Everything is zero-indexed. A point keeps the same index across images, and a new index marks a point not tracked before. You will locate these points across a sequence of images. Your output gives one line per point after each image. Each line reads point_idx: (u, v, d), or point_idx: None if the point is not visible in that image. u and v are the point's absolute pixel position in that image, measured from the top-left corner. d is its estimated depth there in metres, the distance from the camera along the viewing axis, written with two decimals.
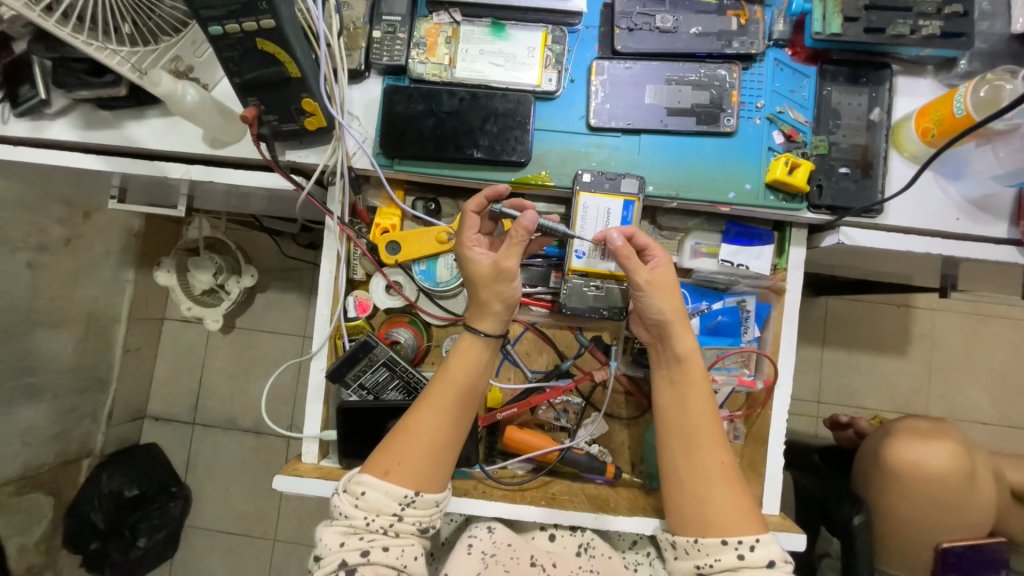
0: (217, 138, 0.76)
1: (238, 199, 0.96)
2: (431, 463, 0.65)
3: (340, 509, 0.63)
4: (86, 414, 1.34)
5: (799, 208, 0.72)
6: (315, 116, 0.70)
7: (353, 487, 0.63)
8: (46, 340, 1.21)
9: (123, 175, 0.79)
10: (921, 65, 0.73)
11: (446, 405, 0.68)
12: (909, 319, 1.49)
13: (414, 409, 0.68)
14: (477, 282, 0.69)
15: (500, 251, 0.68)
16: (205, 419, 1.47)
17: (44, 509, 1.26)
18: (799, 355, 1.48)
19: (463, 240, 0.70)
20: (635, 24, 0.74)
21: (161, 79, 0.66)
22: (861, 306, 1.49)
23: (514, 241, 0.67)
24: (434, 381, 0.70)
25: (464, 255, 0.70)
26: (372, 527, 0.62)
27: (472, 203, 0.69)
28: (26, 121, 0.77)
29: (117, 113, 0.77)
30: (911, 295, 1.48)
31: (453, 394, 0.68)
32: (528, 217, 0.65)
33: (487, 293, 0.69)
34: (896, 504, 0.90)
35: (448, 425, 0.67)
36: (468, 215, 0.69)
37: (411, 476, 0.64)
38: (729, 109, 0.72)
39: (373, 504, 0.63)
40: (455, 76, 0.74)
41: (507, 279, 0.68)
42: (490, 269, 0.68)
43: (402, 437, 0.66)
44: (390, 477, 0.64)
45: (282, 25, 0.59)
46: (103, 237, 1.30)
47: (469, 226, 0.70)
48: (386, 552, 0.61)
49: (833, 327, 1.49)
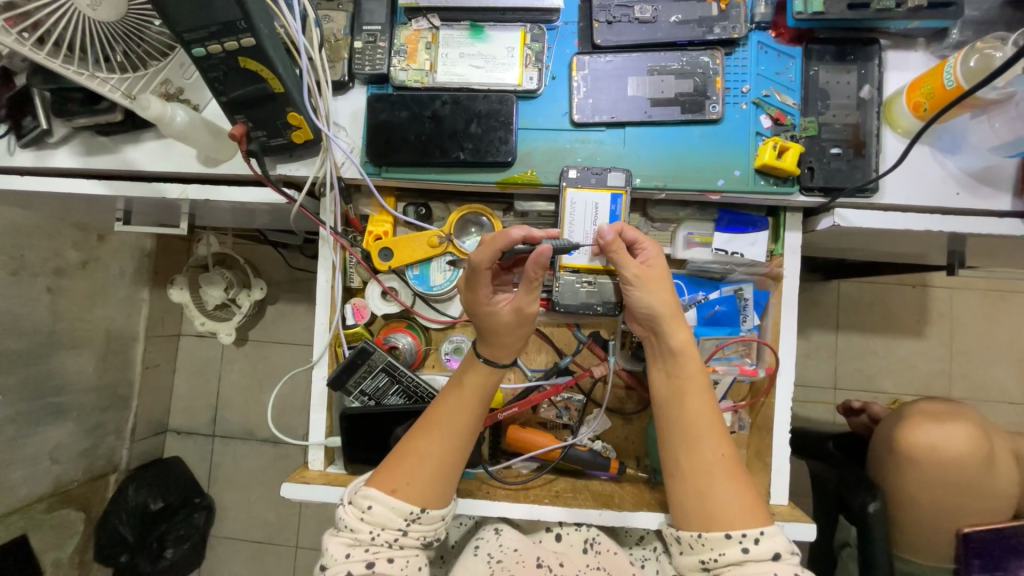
0: (211, 157, 0.77)
1: (239, 215, 0.98)
2: (439, 482, 0.66)
3: (345, 521, 0.64)
4: (110, 431, 1.39)
5: (791, 191, 0.71)
6: (301, 129, 0.71)
7: (360, 500, 0.64)
8: (66, 361, 1.26)
9: (125, 198, 0.81)
10: (910, 38, 0.71)
11: (453, 424, 0.69)
12: (925, 298, 1.45)
13: (421, 427, 0.69)
14: (497, 330, 0.68)
15: (519, 295, 0.66)
16: (223, 431, 1.50)
17: (76, 523, 1.31)
18: (811, 341, 1.46)
19: (479, 296, 0.67)
20: (614, 17, 0.73)
21: (149, 103, 0.67)
22: (874, 288, 1.45)
23: (533, 282, 0.65)
24: (440, 400, 0.70)
25: (482, 310, 0.67)
26: (378, 540, 0.63)
27: (484, 258, 0.64)
28: (31, 151, 0.80)
29: (116, 138, 0.79)
30: (926, 274, 1.44)
31: (460, 412, 0.69)
32: (545, 254, 0.62)
33: (512, 338, 0.68)
34: (915, 490, 0.88)
35: (455, 445, 0.68)
36: (482, 272, 0.65)
37: (418, 493, 0.65)
38: (714, 96, 0.71)
39: (379, 518, 0.63)
40: (437, 81, 0.74)
41: (530, 318, 0.68)
42: (512, 314, 0.67)
43: (410, 456, 0.67)
44: (398, 494, 0.64)
45: (263, 42, 0.61)
46: (116, 259, 1.35)
47: (483, 281, 0.66)
48: (390, 563, 0.62)
49: (846, 311, 1.46)
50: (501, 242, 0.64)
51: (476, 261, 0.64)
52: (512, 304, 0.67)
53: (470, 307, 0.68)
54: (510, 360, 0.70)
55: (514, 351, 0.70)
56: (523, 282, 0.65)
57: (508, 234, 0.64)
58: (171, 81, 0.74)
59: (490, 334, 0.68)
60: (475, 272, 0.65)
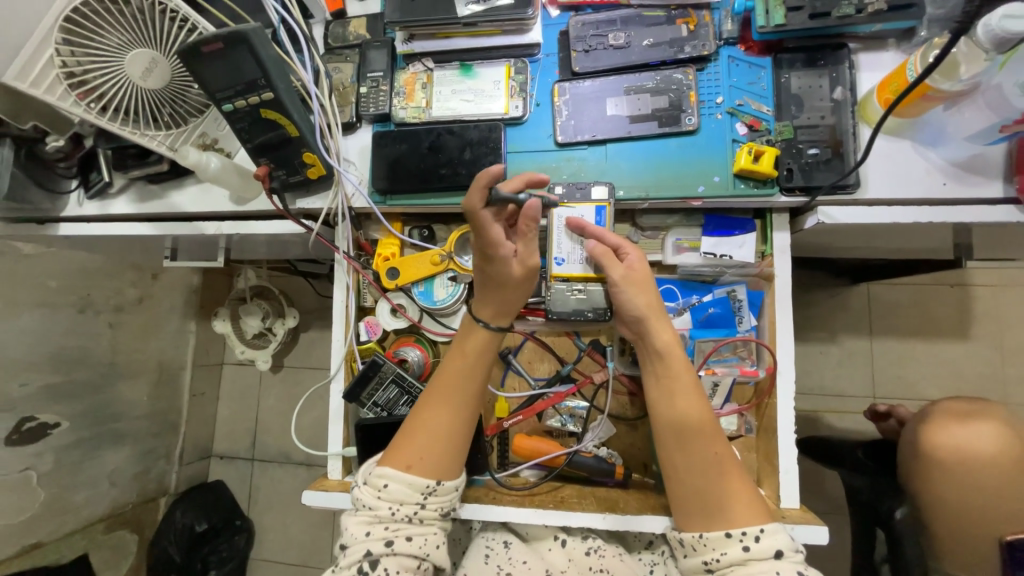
0: (241, 196, 0.88)
1: (270, 247, 1.08)
2: (450, 451, 0.69)
3: (363, 500, 0.65)
4: (161, 455, 1.51)
5: (772, 193, 0.73)
6: (316, 166, 0.80)
7: (376, 480, 0.66)
8: (125, 390, 1.40)
9: (171, 237, 0.92)
10: (881, 39, 0.73)
11: (460, 393, 0.72)
12: (966, 299, 1.38)
13: (428, 402, 0.72)
14: (507, 285, 0.73)
15: (521, 248, 0.72)
16: (262, 454, 1.59)
17: (130, 544, 1.42)
18: (844, 348, 1.41)
19: (490, 242, 0.69)
20: (591, 45, 0.79)
21: (188, 153, 0.78)
22: (908, 290, 1.40)
23: (529, 236, 0.71)
24: (443, 372, 0.74)
25: (496, 259, 0.71)
26: (397, 515, 0.65)
27: (478, 203, 0.66)
28: (96, 202, 0.93)
29: (163, 185, 0.91)
30: (963, 273, 1.38)
31: (466, 383, 0.73)
32: (534, 209, 0.69)
33: (517, 294, 0.74)
34: (958, 502, 0.81)
35: (463, 412, 0.72)
36: (480, 218, 0.67)
37: (432, 466, 0.67)
38: (689, 109, 0.75)
39: (396, 494, 0.65)
40: (433, 116, 0.82)
41: (536, 272, 0.73)
42: (521, 269, 0.72)
43: (420, 432, 0.69)
44: (412, 470, 0.67)
45: (279, 95, 0.71)
46: (168, 295, 1.50)
47: (489, 227, 0.68)
48: (410, 542, 0.64)
49: (878, 316, 1.40)
50: (485, 181, 0.66)
51: (472, 209, 0.66)
52: (517, 259, 0.72)
53: (483, 254, 0.71)
54: (509, 323, 0.76)
55: (515, 312, 0.76)
56: (520, 237, 0.72)
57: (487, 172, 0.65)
58: (207, 134, 0.86)
59: (498, 293, 0.74)
60: (475, 220, 0.67)
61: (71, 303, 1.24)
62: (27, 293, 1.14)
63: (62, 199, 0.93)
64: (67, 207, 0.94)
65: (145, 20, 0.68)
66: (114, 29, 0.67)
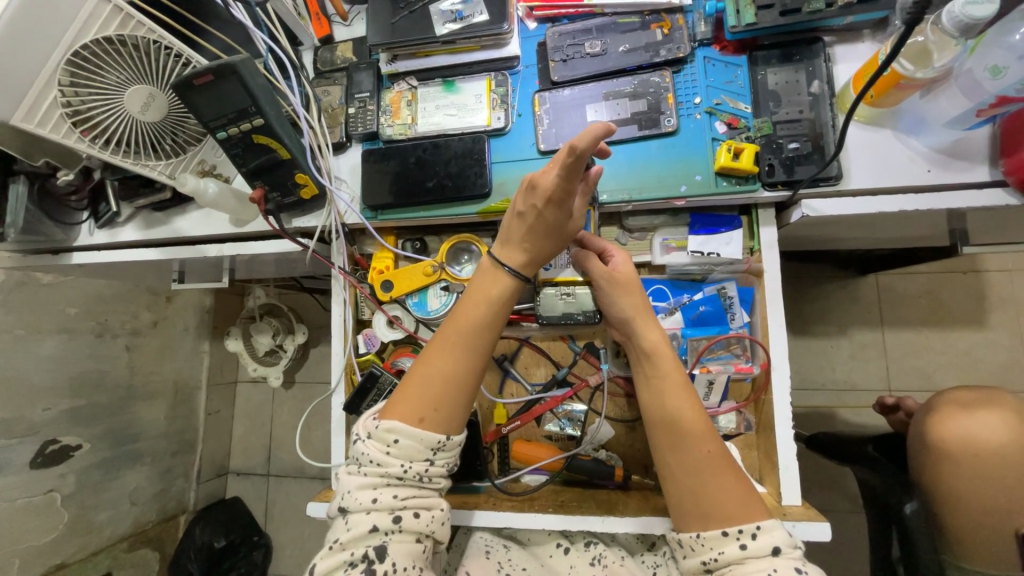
0: (240, 218, 0.91)
1: (274, 266, 1.12)
2: (462, 402, 0.67)
3: (370, 456, 0.63)
4: (179, 473, 1.54)
5: (754, 189, 0.73)
6: (308, 186, 0.83)
7: (385, 435, 0.63)
8: (143, 411, 1.44)
9: (177, 261, 0.96)
10: (856, 31, 0.74)
11: (475, 343, 0.69)
12: (981, 285, 1.35)
13: (442, 350, 0.69)
14: (553, 236, 0.71)
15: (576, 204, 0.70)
16: (277, 469, 1.62)
17: (152, 562, 1.45)
18: (856, 341, 1.38)
19: (566, 193, 0.65)
20: (568, 54, 0.81)
21: (186, 180, 0.81)
22: (919, 279, 1.37)
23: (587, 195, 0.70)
24: (458, 319, 0.70)
25: (563, 210, 0.67)
26: (408, 474, 0.63)
27: (588, 149, 0.57)
28: (105, 231, 0.97)
29: (167, 211, 0.95)
30: (976, 259, 1.34)
31: (482, 332, 0.70)
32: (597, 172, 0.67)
33: (555, 249, 0.73)
34: (977, 497, 0.78)
35: (478, 363, 0.69)
36: (577, 165, 0.60)
37: (443, 420, 0.66)
38: (668, 111, 0.76)
39: (406, 450, 0.63)
40: (418, 131, 0.85)
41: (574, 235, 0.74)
42: (572, 227, 0.71)
43: (433, 380, 0.67)
44: (425, 424, 0.65)
45: (270, 121, 0.74)
46: (182, 316, 1.54)
47: (575, 176, 0.63)
48: (417, 519, 0.62)
49: (890, 307, 1.38)
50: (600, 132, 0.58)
51: (579, 154, 0.58)
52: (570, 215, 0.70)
53: (553, 201, 0.66)
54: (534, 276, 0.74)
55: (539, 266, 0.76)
56: (581, 194, 0.69)
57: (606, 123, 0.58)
58: (205, 160, 0.91)
59: (541, 244, 0.71)
60: (574, 166, 0.60)
61: (89, 328, 1.29)
62: (47, 321, 1.20)
63: (74, 229, 0.97)
64: (79, 236, 0.98)
65: (142, 57, 0.73)
66: (113, 68, 0.71)
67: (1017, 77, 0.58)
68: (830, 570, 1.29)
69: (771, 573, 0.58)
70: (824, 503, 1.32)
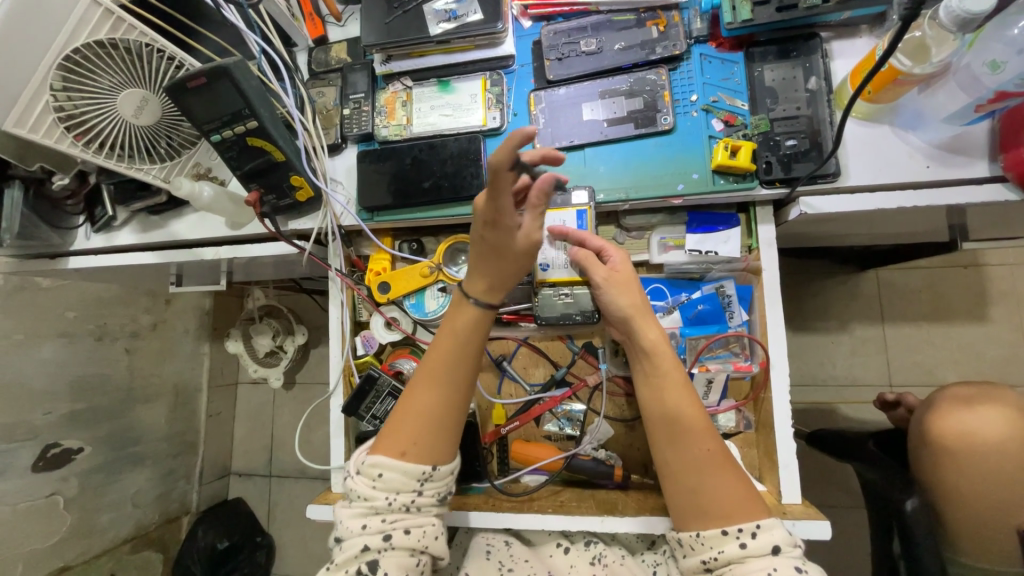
0: (236, 221, 0.91)
1: (271, 268, 1.11)
2: (442, 433, 0.67)
3: (358, 491, 0.65)
4: (181, 475, 1.55)
5: (752, 187, 0.73)
6: (303, 188, 0.82)
7: (369, 470, 0.65)
8: (144, 413, 1.44)
9: (174, 264, 0.96)
10: (853, 26, 0.73)
11: (450, 375, 0.70)
12: (981, 279, 1.34)
13: (419, 385, 0.70)
14: (505, 259, 0.69)
15: (527, 221, 0.66)
16: (279, 470, 1.63)
17: (156, 563, 1.46)
18: (856, 337, 1.38)
19: (499, 211, 0.62)
20: (563, 53, 0.80)
21: (182, 184, 0.81)
22: (919, 274, 1.37)
23: (540, 209, 0.65)
24: (433, 353, 0.71)
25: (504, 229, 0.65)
26: (394, 505, 0.64)
27: (502, 161, 0.56)
28: (102, 235, 0.97)
29: (164, 215, 0.95)
30: (977, 253, 1.34)
31: (456, 364, 0.70)
32: (548, 182, 0.62)
33: (513, 270, 0.70)
34: (977, 493, 0.78)
35: (454, 394, 0.70)
36: (501, 176, 0.58)
37: (427, 452, 0.66)
38: (664, 109, 0.76)
39: (391, 484, 0.64)
40: (413, 132, 0.84)
41: (536, 248, 0.69)
42: (524, 246, 0.67)
43: (411, 415, 0.68)
44: (407, 456, 0.65)
45: (264, 124, 0.73)
46: (181, 319, 1.54)
47: (506, 190, 0.61)
48: (407, 534, 0.63)
49: (890, 302, 1.37)
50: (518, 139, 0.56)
51: (495, 165, 0.57)
52: (521, 231, 0.67)
53: (491, 221, 0.64)
54: (499, 301, 0.72)
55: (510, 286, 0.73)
56: (530, 208, 0.65)
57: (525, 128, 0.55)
58: (201, 163, 0.90)
59: (494, 267, 0.69)
60: (496, 178, 0.58)
61: (88, 332, 1.29)
62: (47, 324, 1.20)
63: (71, 234, 0.97)
64: (76, 241, 0.98)
65: (134, 61, 0.72)
66: (106, 72, 0.71)
67: (1015, 73, 0.57)
68: (831, 566, 1.29)
69: (772, 572, 0.58)
70: (825, 499, 1.32)
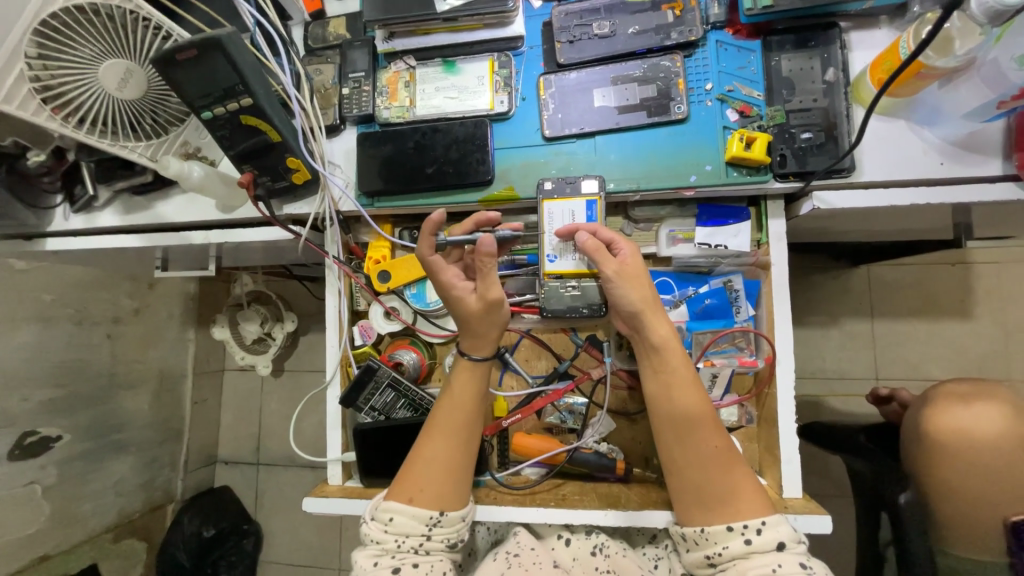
0: (228, 204, 0.86)
1: (262, 253, 1.07)
2: (449, 481, 0.70)
3: (371, 534, 0.68)
4: (166, 463, 1.51)
5: (766, 179, 0.71)
6: (300, 171, 0.78)
7: (381, 514, 0.68)
8: (126, 400, 1.39)
9: (160, 248, 0.91)
10: (872, 17, 0.71)
11: (454, 427, 0.73)
12: (967, 276, 1.37)
13: (426, 435, 0.73)
14: (466, 320, 0.73)
15: (478, 284, 0.71)
16: (267, 458, 1.59)
17: (139, 551, 1.43)
18: (846, 331, 1.39)
19: (442, 285, 0.71)
20: (575, 35, 0.77)
21: (169, 163, 0.76)
22: (909, 270, 1.39)
23: (486, 272, 0.70)
24: (439, 405, 0.75)
25: (454, 298, 0.72)
26: (403, 547, 0.67)
27: (422, 250, 0.70)
28: (82, 215, 0.92)
29: (149, 195, 0.90)
30: (964, 251, 1.36)
31: (460, 416, 0.73)
32: (486, 245, 0.67)
33: (483, 327, 0.73)
34: (968, 487, 0.79)
35: (459, 445, 0.72)
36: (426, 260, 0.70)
37: (434, 499, 0.69)
38: (678, 97, 0.74)
39: (401, 527, 0.67)
40: (417, 114, 0.81)
41: (498, 306, 0.71)
42: (477, 306, 0.71)
43: (419, 464, 0.71)
44: (416, 502, 0.69)
45: (259, 101, 0.69)
46: (165, 304, 1.49)
47: (440, 268, 0.71)
48: (416, 568, 0.65)
49: (879, 297, 1.39)
50: (429, 227, 0.68)
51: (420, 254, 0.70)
52: (476, 294, 0.71)
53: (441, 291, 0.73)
54: (490, 352, 0.74)
55: (495, 341, 0.75)
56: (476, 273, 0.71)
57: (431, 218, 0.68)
58: (189, 142, 0.84)
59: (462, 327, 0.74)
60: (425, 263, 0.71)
61: (66, 316, 1.23)
62: (23, 307, 1.14)
63: (48, 213, 0.92)
64: (52, 220, 0.92)
65: (118, 30, 0.67)
66: (85, 41, 0.66)
67: None
68: (817, 552, 1.32)
69: (776, 567, 0.58)
70: (812, 488, 1.34)
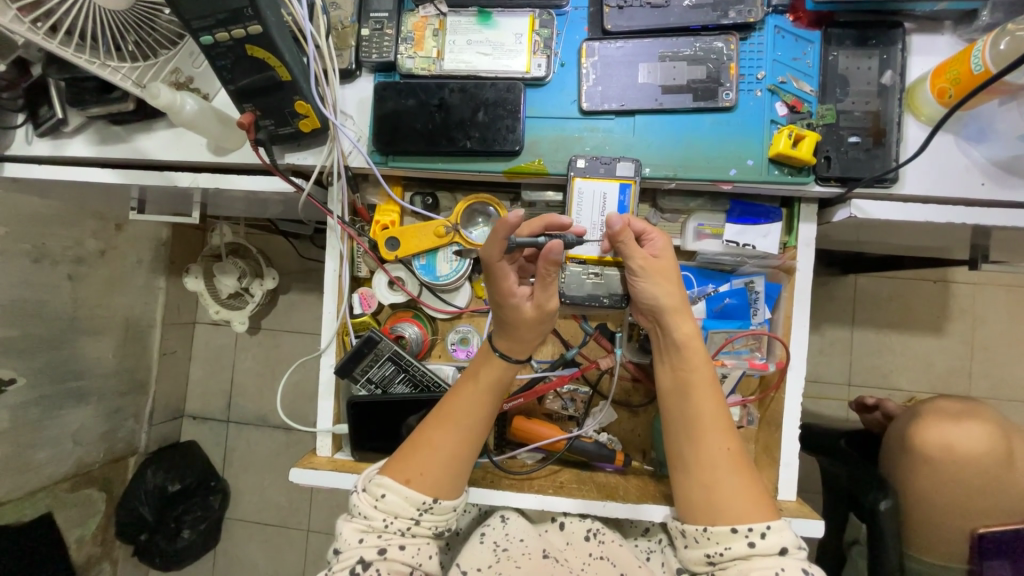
0: (220, 146, 0.78)
1: (253, 204, 0.98)
2: (451, 471, 0.67)
3: (359, 508, 0.65)
4: (129, 415, 1.43)
5: (806, 181, 0.69)
6: (309, 118, 0.71)
7: (374, 489, 0.65)
8: (89, 347, 1.30)
9: (139, 187, 0.82)
10: (937, 21, 0.68)
11: (467, 418, 0.69)
12: (946, 295, 1.38)
13: (436, 420, 0.69)
14: (516, 328, 0.69)
15: (536, 291, 0.67)
16: (238, 416, 1.53)
17: (98, 502, 1.36)
18: (825, 337, 1.40)
19: (502, 290, 0.67)
20: (625, 1, 0.72)
21: (159, 91, 0.67)
22: (893, 283, 1.39)
23: (548, 280, 0.65)
24: (455, 394, 0.71)
25: (509, 305, 0.67)
26: (390, 528, 0.64)
27: (491, 254, 0.64)
28: (48, 140, 0.81)
29: (129, 126, 0.80)
30: (947, 270, 1.37)
31: (474, 406, 0.70)
32: (555, 252, 0.62)
33: (532, 335, 0.70)
34: (946, 501, 0.81)
35: (468, 437, 0.69)
36: (494, 266, 0.65)
37: (431, 484, 0.66)
38: (728, 83, 0.69)
39: (392, 506, 0.64)
40: (444, 68, 0.74)
41: (551, 316, 0.69)
42: (532, 314, 0.68)
43: (424, 446, 0.68)
44: (412, 485, 0.65)
45: (269, 29, 0.60)
46: (134, 247, 1.37)
47: (502, 274, 0.66)
48: (402, 550, 0.63)
49: (863, 307, 1.40)
50: (502, 231, 0.62)
51: (487, 257, 0.65)
52: (532, 301, 0.68)
53: (496, 298, 0.68)
54: (526, 358, 0.71)
55: (533, 347, 0.72)
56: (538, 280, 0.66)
57: (507, 221, 0.62)
58: (181, 71, 0.75)
59: (506, 330, 0.70)
60: (490, 268, 0.65)
61: (23, 252, 1.11)
62: None
63: (7, 134, 0.81)
64: (14, 143, 0.81)
65: None
66: None
67: None
68: None
69: (779, 571, 0.58)
70: None
